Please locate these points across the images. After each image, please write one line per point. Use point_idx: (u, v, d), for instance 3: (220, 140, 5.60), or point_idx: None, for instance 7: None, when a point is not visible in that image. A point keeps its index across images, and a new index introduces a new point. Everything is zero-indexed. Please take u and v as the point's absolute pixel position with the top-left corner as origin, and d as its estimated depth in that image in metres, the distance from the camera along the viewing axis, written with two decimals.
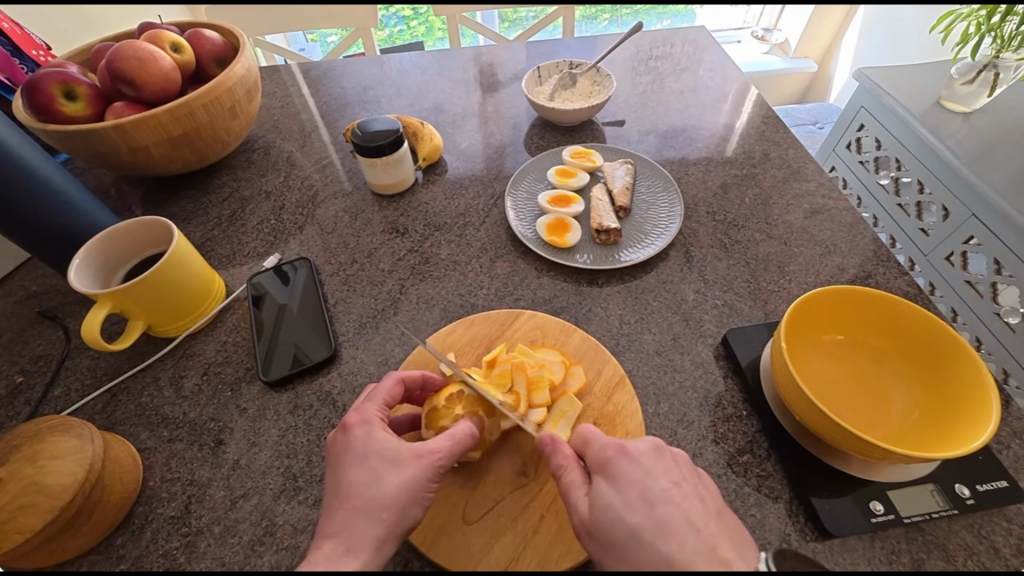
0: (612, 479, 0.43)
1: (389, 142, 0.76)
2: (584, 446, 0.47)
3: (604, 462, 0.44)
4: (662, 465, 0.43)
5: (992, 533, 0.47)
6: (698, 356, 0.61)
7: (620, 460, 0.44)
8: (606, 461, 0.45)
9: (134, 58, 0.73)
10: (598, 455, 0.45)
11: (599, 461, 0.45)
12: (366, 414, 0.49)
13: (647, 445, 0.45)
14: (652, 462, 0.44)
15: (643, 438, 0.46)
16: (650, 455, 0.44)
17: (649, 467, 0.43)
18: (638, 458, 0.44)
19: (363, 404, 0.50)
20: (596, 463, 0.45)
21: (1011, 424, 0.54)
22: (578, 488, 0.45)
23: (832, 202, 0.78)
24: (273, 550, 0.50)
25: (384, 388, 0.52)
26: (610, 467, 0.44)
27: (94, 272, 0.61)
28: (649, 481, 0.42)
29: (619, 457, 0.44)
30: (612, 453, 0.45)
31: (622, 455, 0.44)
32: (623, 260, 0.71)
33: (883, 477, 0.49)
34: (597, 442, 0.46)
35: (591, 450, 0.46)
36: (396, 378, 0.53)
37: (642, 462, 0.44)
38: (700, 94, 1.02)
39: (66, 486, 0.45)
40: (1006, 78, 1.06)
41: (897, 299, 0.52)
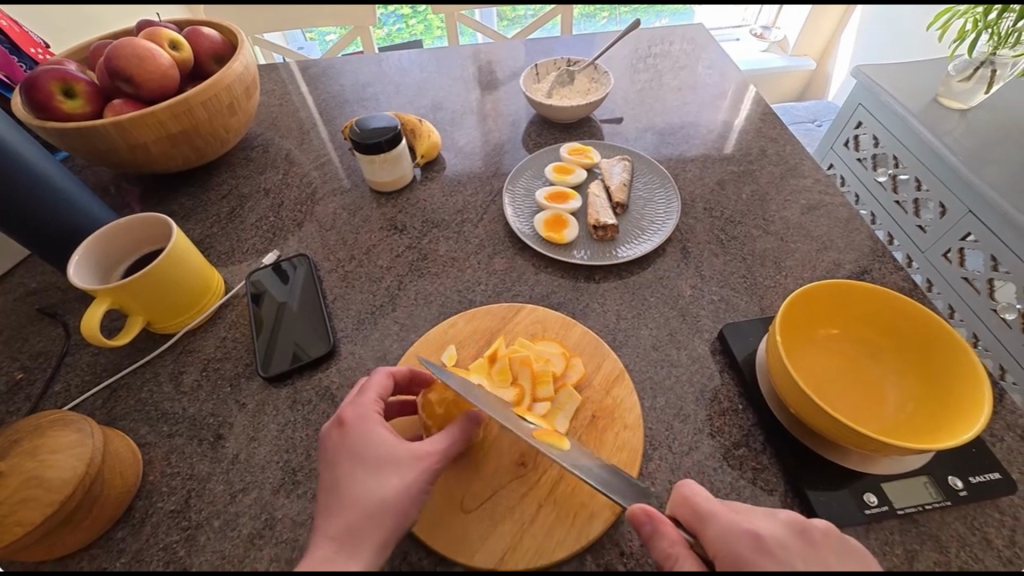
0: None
1: (387, 139, 0.77)
2: (700, 527, 0.43)
3: (740, 560, 0.40)
4: (808, 553, 0.40)
5: (985, 525, 0.47)
6: (694, 351, 0.62)
7: (759, 556, 0.40)
8: (740, 555, 0.40)
9: (133, 55, 0.73)
10: (725, 545, 0.41)
11: (729, 556, 0.41)
12: (362, 410, 0.49)
13: (784, 530, 0.42)
14: (802, 556, 0.40)
15: (778, 522, 0.42)
16: (795, 546, 0.41)
17: (802, 565, 0.39)
18: (780, 553, 0.40)
19: (358, 397, 0.50)
20: (726, 559, 0.41)
21: (1004, 417, 0.54)
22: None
23: (829, 198, 0.79)
24: (272, 544, 0.50)
25: (375, 381, 0.52)
26: (750, 568, 0.40)
27: (93, 268, 0.62)
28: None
29: (757, 553, 0.40)
30: (748, 546, 0.41)
31: (758, 550, 0.40)
32: (620, 256, 0.71)
33: (878, 468, 0.50)
34: (717, 529, 0.42)
35: (710, 535, 0.43)
36: (386, 371, 0.53)
37: (794, 560, 0.39)
38: (699, 92, 1.03)
39: (67, 480, 0.46)
40: (1003, 75, 1.06)
41: (891, 292, 0.53)
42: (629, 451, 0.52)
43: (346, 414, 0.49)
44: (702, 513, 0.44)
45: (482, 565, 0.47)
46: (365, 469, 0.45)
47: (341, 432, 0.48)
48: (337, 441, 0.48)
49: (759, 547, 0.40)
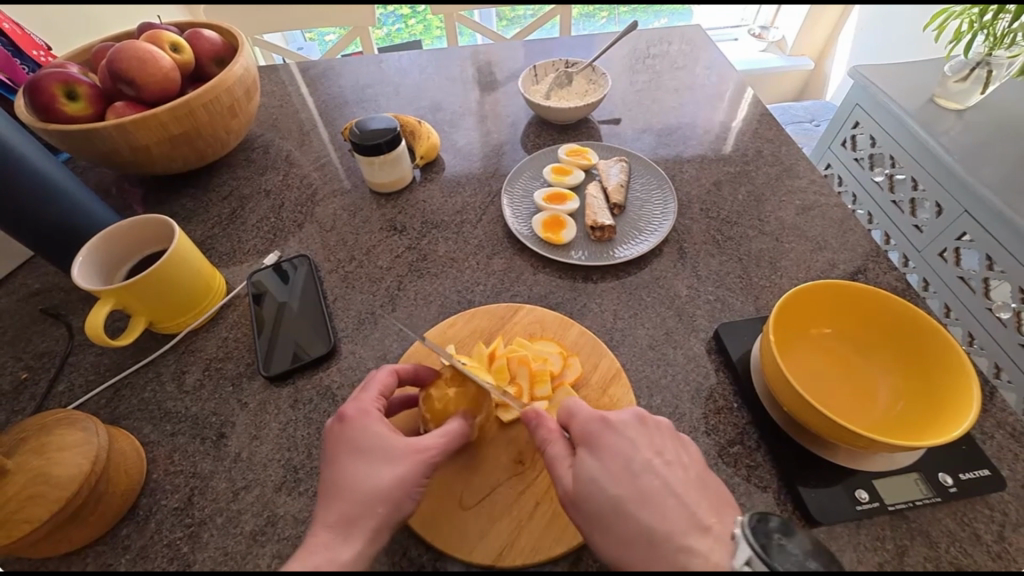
0: (596, 453, 0.45)
1: (387, 140, 0.77)
2: (564, 416, 0.49)
3: (589, 435, 0.46)
4: (644, 433, 0.47)
5: (974, 520, 0.48)
6: (690, 350, 0.63)
7: (602, 432, 0.46)
8: (590, 433, 0.47)
9: (135, 58, 0.74)
10: (580, 426, 0.47)
11: (581, 433, 0.47)
12: (363, 405, 0.50)
13: (631, 417, 0.47)
14: (637, 433, 0.46)
15: (625, 410, 0.48)
16: (633, 426, 0.47)
17: (633, 438, 0.46)
18: (620, 429, 0.46)
19: (360, 394, 0.51)
20: (579, 436, 0.47)
21: (995, 415, 0.55)
22: (562, 461, 0.47)
23: (824, 198, 0.80)
24: (274, 541, 0.51)
25: (378, 378, 0.52)
26: (595, 440, 0.46)
27: (96, 269, 0.62)
28: (634, 453, 0.45)
29: (603, 430, 0.46)
30: (596, 425, 0.47)
31: (604, 426, 0.47)
32: (617, 257, 0.72)
33: (871, 466, 0.50)
34: (581, 416, 0.48)
35: (573, 421, 0.48)
36: (390, 369, 0.54)
37: (627, 434, 0.46)
38: (696, 93, 1.04)
39: (73, 477, 0.46)
40: (999, 75, 1.07)
41: (882, 293, 0.54)
42: None
43: (347, 408, 0.50)
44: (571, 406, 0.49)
45: (480, 560, 0.47)
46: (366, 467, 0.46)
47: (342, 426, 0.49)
48: (338, 433, 0.48)
49: (606, 426, 0.46)
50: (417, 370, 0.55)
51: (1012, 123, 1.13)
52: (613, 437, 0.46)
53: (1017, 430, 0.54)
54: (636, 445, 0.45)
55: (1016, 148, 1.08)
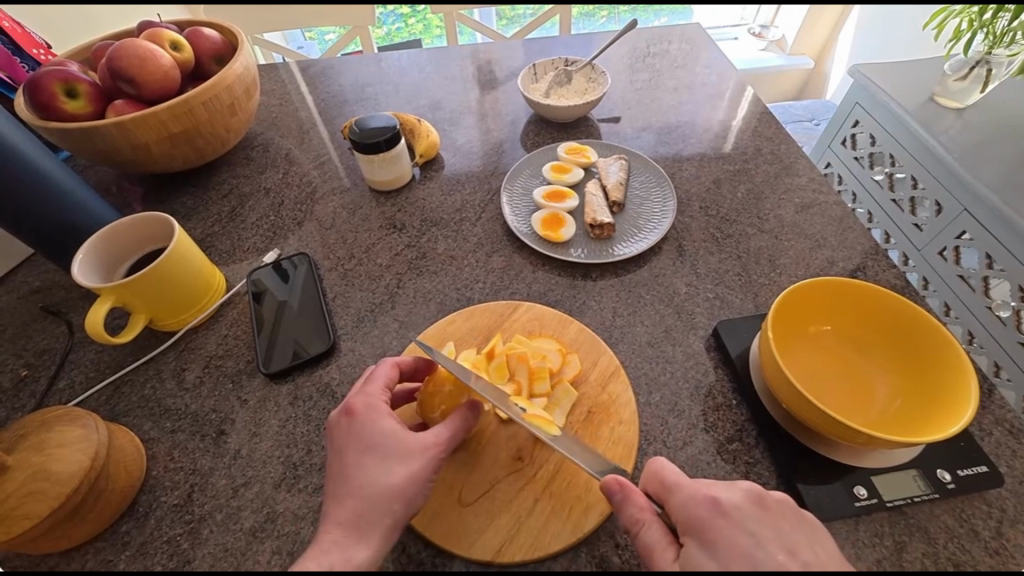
0: (709, 545, 0.41)
1: (386, 138, 0.78)
2: (667, 497, 0.45)
3: (699, 524, 0.42)
4: (763, 519, 0.42)
5: (972, 517, 0.48)
6: (689, 348, 0.63)
7: (712, 520, 0.42)
8: (697, 520, 0.43)
9: (134, 57, 0.74)
10: (686, 511, 0.43)
11: (687, 520, 0.43)
12: (370, 399, 0.50)
13: (743, 499, 0.43)
14: (756, 524, 0.42)
15: (736, 491, 0.44)
16: (749, 511, 0.42)
17: (753, 529, 0.41)
18: (736, 516, 0.42)
19: (366, 387, 0.51)
20: (687, 524, 0.43)
21: (992, 412, 0.55)
22: (664, 550, 0.43)
23: (823, 196, 0.80)
24: (274, 537, 0.51)
25: (383, 372, 0.53)
26: (708, 529, 0.42)
27: (96, 266, 0.63)
28: (758, 549, 0.40)
29: (714, 517, 0.42)
30: (705, 511, 0.43)
31: (717, 514, 0.42)
32: (617, 254, 0.72)
33: (869, 463, 0.51)
34: (683, 495, 0.44)
35: (677, 505, 0.44)
36: (393, 362, 0.54)
37: (745, 524, 0.42)
38: (695, 91, 1.04)
39: (73, 474, 0.47)
40: (999, 74, 1.07)
41: (881, 290, 0.54)
42: (624, 446, 0.53)
43: (354, 403, 0.50)
44: (669, 483, 0.46)
45: (479, 557, 0.48)
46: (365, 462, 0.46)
47: (350, 422, 0.49)
48: (347, 429, 0.48)
49: (718, 512, 0.42)
50: (419, 362, 0.55)
51: (1012, 122, 1.13)
52: (727, 528, 0.41)
53: (1016, 427, 0.54)
54: (757, 537, 0.41)
55: (1016, 146, 1.08)
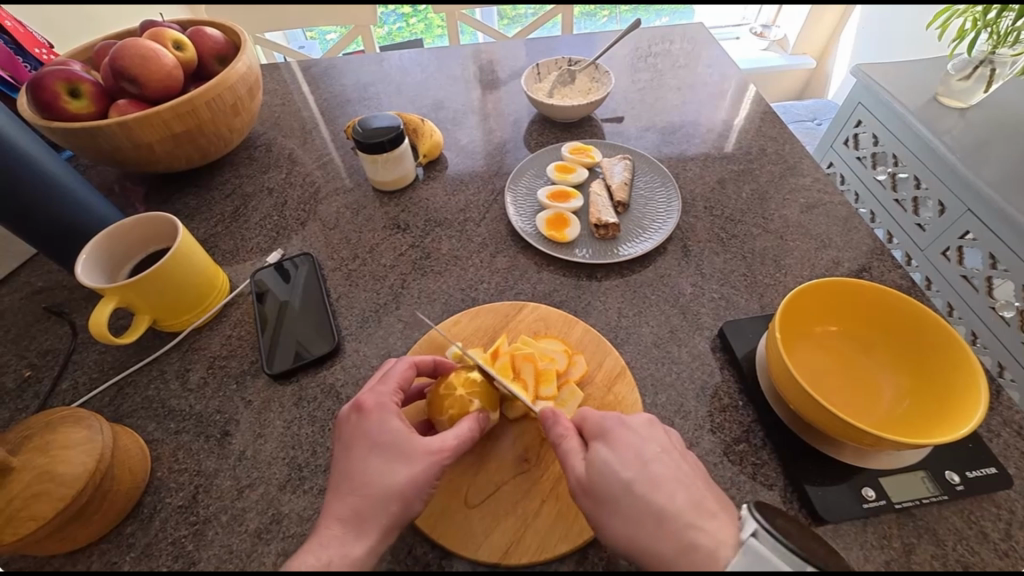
0: (614, 445, 0.46)
1: (390, 138, 0.77)
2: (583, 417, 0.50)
3: (605, 429, 0.48)
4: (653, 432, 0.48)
5: (981, 518, 0.48)
6: (695, 348, 0.62)
7: (616, 429, 0.47)
8: (605, 427, 0.48)
9: (138, 56, 0.74)
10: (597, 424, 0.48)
11: (597, 430, 0.48)
12: (381, 397, 0.50)
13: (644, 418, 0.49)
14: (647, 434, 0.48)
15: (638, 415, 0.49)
16: (646, 431, 0.48)
17: (650, 443, 0.47)
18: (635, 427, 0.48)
19: (377, 384, 0.51)
20: (595, 431, 0.48)
21: (1001, 414, 0.55)
22: (576, 454, 0.47)
23: (828, 196, 0.79)
24: (279, 539, 0.51)
25: (397, 370, 0.52)
26: (611, 435, 0.47)
27: (99, 267, 0.62)
28: (648, 450, 0.46)
29: (618, 426, 0.48)
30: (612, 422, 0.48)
31: (621, 424, 0.48)
32: (621, 254, 0.72)
33: (878, 464, 0.50)
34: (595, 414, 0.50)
35: (590, 420, 0.49)
36: (408, 361, 0.54)
37: (643, 437, 0.47)
38: (699, 91, 1.03)
39: (78, 476, 0.46)
40: (1002, 74, 1.07)
41: (889, 291, 0.53)
42: None
43: (364, 399, 0.50)
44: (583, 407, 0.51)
45: (486, 559, 0.47)
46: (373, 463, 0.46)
47: (359, 419, 0.49)
48: (358, 427, 0.48)
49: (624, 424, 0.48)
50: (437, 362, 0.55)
51: (1016, 121, 1.13)
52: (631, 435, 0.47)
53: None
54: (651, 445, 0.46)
55: (1020, 146, 1.08)
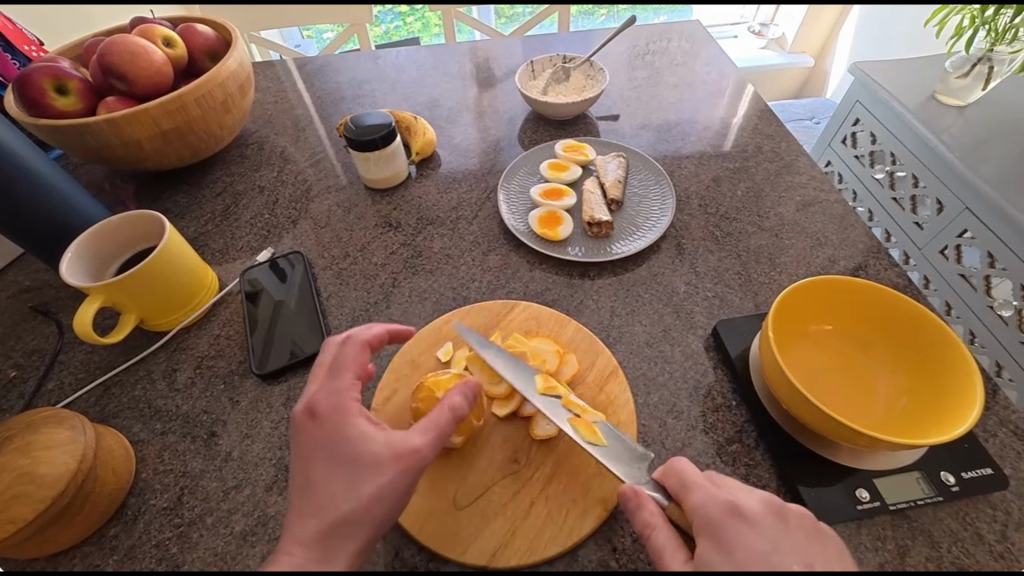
0: (725, 546, 0.40)
1: (381, 135, 0.77)
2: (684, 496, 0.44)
3: (714, 523, 0.41)
4: (782, 527, 0.40)
5: (976, 520, 0.47)
6: (688, 348, 0.62)
7: (719, 516, 0.41)
8: (708, 514, 0.42)
9: (126, 53, 0.73)
10: (702, 512, 0.42)
11: (703, 520, 0.42)
12: (342, 393, 0.48)
13: (761, 504, 0.42)
14: (773, 527, 0.40)
15: (753, 496, 0.42)
16: (768, 520, 0.41)
17: (772, 535, 0.40)
18: (755, 520, 0.41)
19: (337, 377, 0.49)
20: (700, 523, 0.42)
21: (997, 413, 0.54)
22: (677, 551, 0.42)
23: (824, 194, 0.79)
24: (264, 541, 0.50)
25: (352, 355, 0.51)
26: (723, 530, 0.41)
27: (86, 265, 0.62)
28: (777, 556, 0.38)
29: (730, 518, 0.41)
30: (716, 507, 0.42)
31: (733, 517, 0.41)
32: (615, 253, 0.71)
33: (873, 465, 0.50)
34: (697, 495, 0.43)
35: (693, 502, 0.43)
36: (362, 343, 0.52)
37: (763, 529, 0.40)
38: (695, 89, 1.03)
39: (59, 477, 0.46)
40: (1001, 71, 1.07)
41: (884, 289, 0.52)
42: None
43: (321, 402, 0.48)
44: (684, 475, 0.45)
45: (474, 561, 0.47)
46: (355, 474, 0.44)
47: (319, 426, 0.47)
48: (318, 435, 0.46)
49: (736, 514, 0.41)
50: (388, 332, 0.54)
51: (1014, 119, 1.12)
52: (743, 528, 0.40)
53: (1020, 428, 0.53)
54: (776, 544, 0.39)
55: (1018, 144, 1.07)
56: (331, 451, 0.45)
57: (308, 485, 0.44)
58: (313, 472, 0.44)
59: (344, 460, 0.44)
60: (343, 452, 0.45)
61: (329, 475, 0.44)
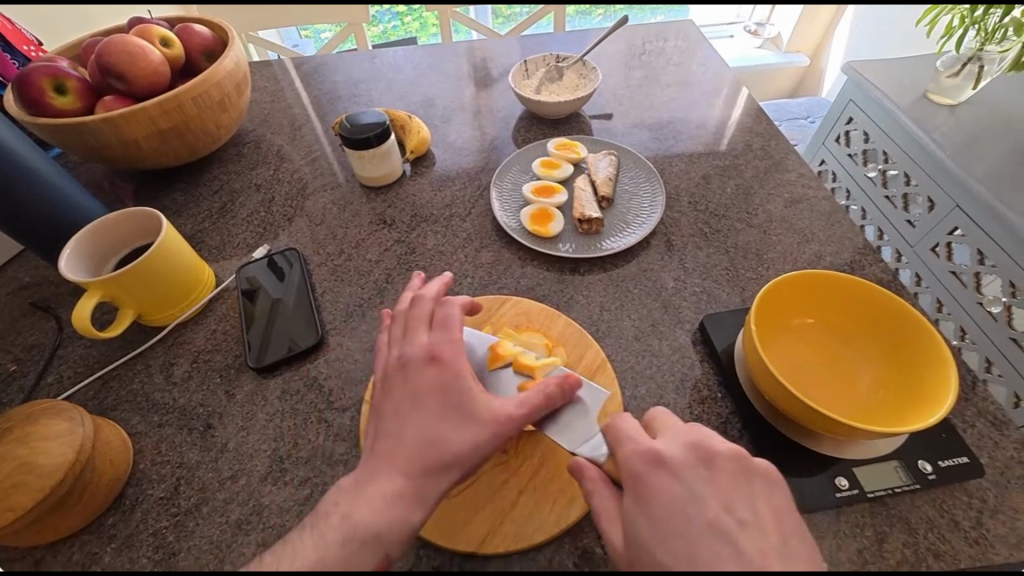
0: (647, 499, 0.41)
1: (376, 134, 0.78)
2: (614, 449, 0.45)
3: (639, 475, 0.42)
4: (707, 475, 0.41)
5: (952, 507, 0.49)
6: (675, 342, 0.63)
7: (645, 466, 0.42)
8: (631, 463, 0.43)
9: (123, 53, 0.74)
10: (629, 466, 0.43)
11: (630, 474, 0.43)
12: (455, 345, 0.49)
13: (685, 453, 0.43)
14: (697, 474, 0.41)
15: (680, 446, 0.43)
16: (692, 467, 0.42)
17: (695, 483, 0.41)
18: (677, 469, 0.42)
19: (444, 331, 0.50)
20: (627, 475, 0.43)
21: (976, 405, 0.55)
22: (610, 509, 0.43)
23: (811, 191, 0.80)
24: (259, 529, 0.51)
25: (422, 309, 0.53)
26: (647, 483, 0.42)
27: (84, 262, 0.63)
28: (697, 505, 0.40)
29: (654, 469, 0.42)
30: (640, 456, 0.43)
31: (657, 469, 0.42)
32: (605, 249, 0.72)
33: (853, 454, 0.51)
34: (626, 449, 0.44)
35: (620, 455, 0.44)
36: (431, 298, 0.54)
37: (687, 478, 0.41)
38: (687, 88, 1.04)
39: (57, 466, 0.47)
40: (991, 71, 1.08)
41: (865, 283, 0.54)
42: None
43: (440, 348, 0.49)
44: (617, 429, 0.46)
45: (463, 547, 0.48)
46: (462, 423, 0.44)
47: (440, 370, 0.47)
48: (438, 378, 0.47)
49: (659, 464, 0.42)
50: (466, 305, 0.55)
51: (1004, 118, 1.13)
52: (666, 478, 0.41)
53: (998, 419, 0.54)
54: (697, 491, 0.40)
55: (1008, 143, 1.08)
56: (445, 396, 0.46)
57: (405, 427, 0.45)
58: (419, 416, 0.45)
59: (460, 411, 0.45)
60: (457, 398, 0.46)
61: (440, 419, 0.45)
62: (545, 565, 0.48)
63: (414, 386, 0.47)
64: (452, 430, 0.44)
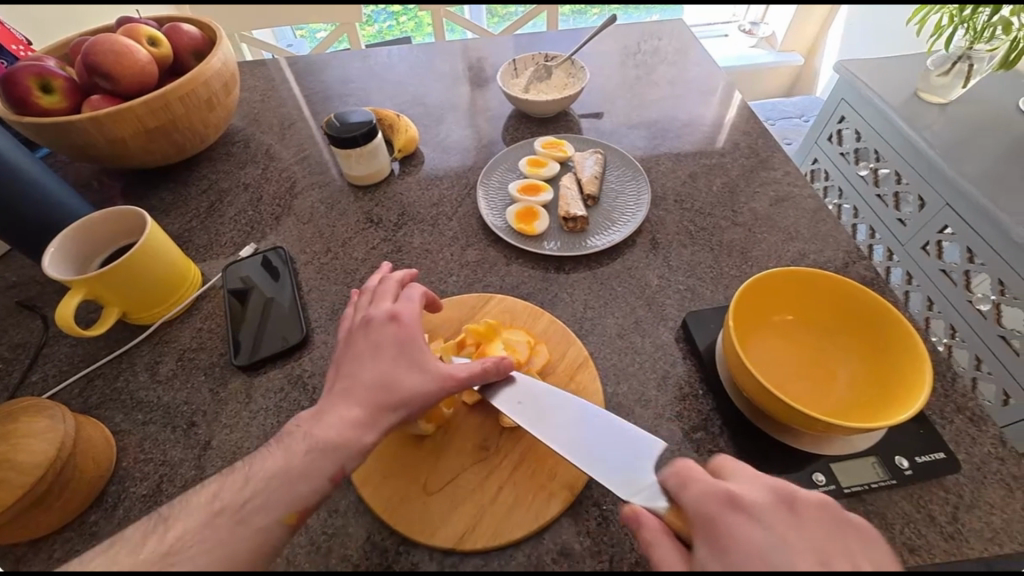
0: (720, 545, 0.37)
1: (362, 132, 0.78)
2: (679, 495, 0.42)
3: (708, 518, 0.38)
4: (792, 521, 0.37)
5: (929, 502, 0.49)
6: (658, 339, 0.63)
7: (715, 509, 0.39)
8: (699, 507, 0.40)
9: (110, 52, 0.74)
10: (697, 508, 0.40)
11: (698, 517, 0.39)
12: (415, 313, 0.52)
13: (767, 495, 0.39)
14: (778, 519, 0.37)
15: (758, 489, 0.40)
16: (774, 510, 0.38)
17: (775, 527, 0.37)
18: (757, 512, 0.38)
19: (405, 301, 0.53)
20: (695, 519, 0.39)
21: (955, 401, 0.56)
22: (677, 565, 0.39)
23: (797, 189, 0.80)
24: None
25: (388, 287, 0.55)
26: (717, 525, 0.38)
27: (68, 260, 0.63)
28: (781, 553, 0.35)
29: (727, 511, 0.38)
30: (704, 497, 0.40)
31: (730, 511, 0.38)
32: (590, 247, 0.73)
33: (830, 450, 0.51)
34: (695, 490, 0.41)
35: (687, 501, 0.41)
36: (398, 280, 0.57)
37: (767, 521, 0.37)
38: (675, 87, 1.04)
39: (37, 463, 0.47)
40: (980, 69, 1.09)
41: (844, 279, 0.54)
42: None
43: (400, 311, 0.51)
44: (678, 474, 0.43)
45: (442, 544, 0.48)
46: (414, 372, 0.47)
47: (398, 327, 0.50)
48: (396, 335, 0.49)
49: (733, 505, 0.38)
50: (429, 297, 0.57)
51: (994, 117, 1.14)
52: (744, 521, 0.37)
53: (976, 415, 0.54)
54: (782, 538, 0.36)
55: (996, 141, 1.09)
56: (401, 349, 0.48)
57: (362, 372, 0.47)
58: (376, 363, 0.47)
59: (411, 361, 0.48)
60: (413, 352, 0.49)
61: (394, 367, 0.47)
62: (524, 561, 0.48)
63: (375, 339, 0.49)
64: (407, 377, 0.47)
